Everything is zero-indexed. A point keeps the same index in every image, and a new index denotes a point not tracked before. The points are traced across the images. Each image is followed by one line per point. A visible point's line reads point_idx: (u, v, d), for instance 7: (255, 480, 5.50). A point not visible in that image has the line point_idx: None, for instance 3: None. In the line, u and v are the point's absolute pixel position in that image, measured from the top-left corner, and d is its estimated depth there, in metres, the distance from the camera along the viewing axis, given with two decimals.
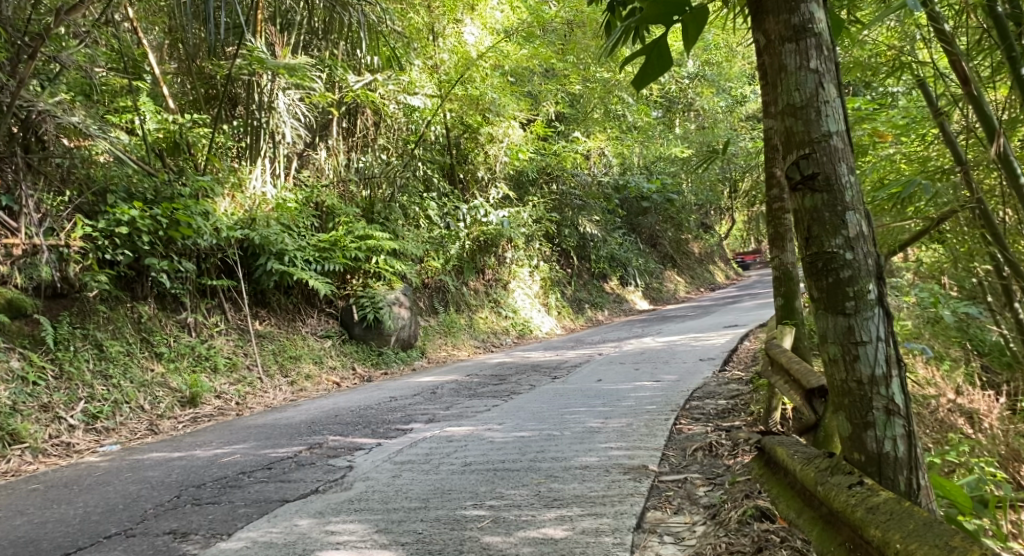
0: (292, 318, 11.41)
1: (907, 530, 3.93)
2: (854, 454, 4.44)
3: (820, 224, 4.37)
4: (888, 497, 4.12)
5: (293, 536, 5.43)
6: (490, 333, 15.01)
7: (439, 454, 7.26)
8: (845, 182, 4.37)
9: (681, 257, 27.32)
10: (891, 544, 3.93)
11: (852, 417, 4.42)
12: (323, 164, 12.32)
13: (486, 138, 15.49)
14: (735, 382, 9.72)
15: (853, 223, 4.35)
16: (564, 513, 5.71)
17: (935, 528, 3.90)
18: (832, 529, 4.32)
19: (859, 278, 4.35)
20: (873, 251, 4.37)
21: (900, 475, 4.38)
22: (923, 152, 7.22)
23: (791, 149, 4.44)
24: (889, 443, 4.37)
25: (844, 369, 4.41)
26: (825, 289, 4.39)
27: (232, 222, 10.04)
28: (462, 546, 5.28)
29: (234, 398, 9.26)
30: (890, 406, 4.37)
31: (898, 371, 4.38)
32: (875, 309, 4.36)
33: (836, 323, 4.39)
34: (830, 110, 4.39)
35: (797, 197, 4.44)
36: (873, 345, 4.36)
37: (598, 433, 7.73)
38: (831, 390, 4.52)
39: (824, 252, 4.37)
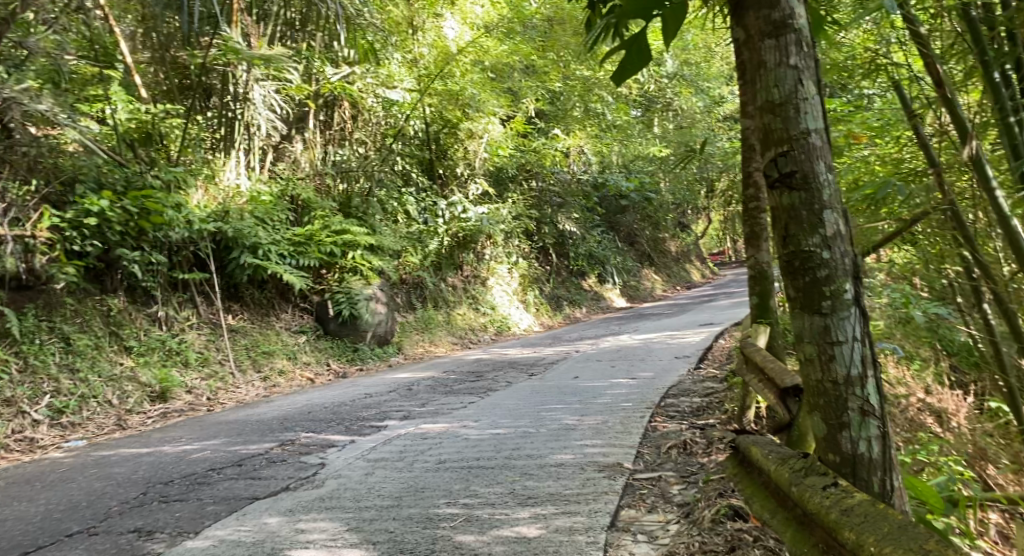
0: (266, 313, 11.28)
1: (881, 532, 3.82)
2: (829, 455, 4.38)
3: (797, 223, 4.30)
4: (862, 499, 4.02)
5: (262, 534, 5.32)
6: (468, 329, 14.90)
7: (412, 452, 7.16)
8: (824, 181, 4.30)
9: (658, 256, 27.32)
10: (865, 546, 3.82)
11: (828, 417, 4.36)
12: (299, 157, 12.19)
13: (466, 134, 15.36)
14: (710, 380, 9.68)
15: (831, 222, 4.28)
16: (538, 511, 5.62)
17: (909, 531, 3.79)
18: (806, 530, 4.22)
19: (836, 277, 4.29)
20: (850, 251, 4.30)
21: (874, 477, 4.32)
22: (896, 155, 7.19)
23: (769, 146, 4.37)
24: (864, 444, 4.31)
25: (820, 369, 4.35)
26: (801, 288, 4.34)
27: (205, 215, 9.91)
28: (435, 545, 5.18)
29: (205, 393, 9.13)
30: (866, 406, 4.31)
31: (873, 371, 4.33)
32: (851, 309, 4.30)
33: (812, 323, 4.33)
34: (809, 107, 4.31)
35: (775, 195, 4.38)
36: (849, 345, 4.30)
37: (574, 430, 7.67)
38: (807, 390, 4.47)
39: (802, 251, 4.31)
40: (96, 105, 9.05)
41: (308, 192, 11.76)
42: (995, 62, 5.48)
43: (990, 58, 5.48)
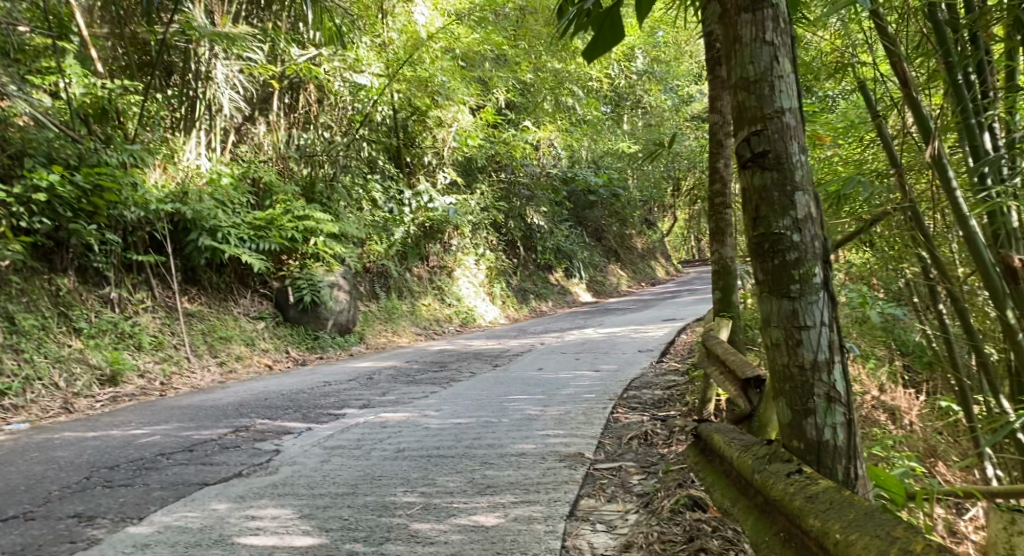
0: (223, 298, 11.06)
1: (846, 519, 3.72)
2: (793, 442, 4.29)
3: (768, 204, 4.20)
4: (826, 486, 3.92)
5: (210, 521, 5.14)
6: (433, 320, 14.73)
7: (371, 440, 7.00)
8: (796, 162, 4.20)
9: (624, 252, 27.30)
10: (830, 533, 3.71)
11: (794, 403, 4.27)
12: (262, 140, 11.97)
13: (434, 122, 15.16)
14: (672, 373, 9.61)
15: (802, 204, 4.18)
16: (496, 500, 5.49)
17: (876, 518, 3.68)
18: (767, 519, 4.12)
19: (805, 261, 4.19)
20: (821, 234, 4.21)
21: (838, 464, 4.23)
22: (859, 156, 7.10)
23: (742, 125, 4.26)
24: (829, 431, 4.22)
25: (786, 354, 4.25)
26: (770, 271, 4.23)
27: (162, 195, 9.69)
28: (389, 534, 5.01)
29: (158, 377, 8.93)
30: (832, 393, 4.22)
31: (841, 357, 4.24)
32: (820, 294, 4.20)
33: (780, 307, 4.23)
34: (784, 85, 4.21)
35: (746, 175, 4.27)
36: (817, 330, 4.20)
37: (536, 421, 7.54)
38: (773, 375, 4.37)
39: (772, 233, 4.21)
40: (50, 77, 8.67)
41: (271, 175, 11.56)
42: (960, 64, 5.29)
43: (954, 60, 5.29)
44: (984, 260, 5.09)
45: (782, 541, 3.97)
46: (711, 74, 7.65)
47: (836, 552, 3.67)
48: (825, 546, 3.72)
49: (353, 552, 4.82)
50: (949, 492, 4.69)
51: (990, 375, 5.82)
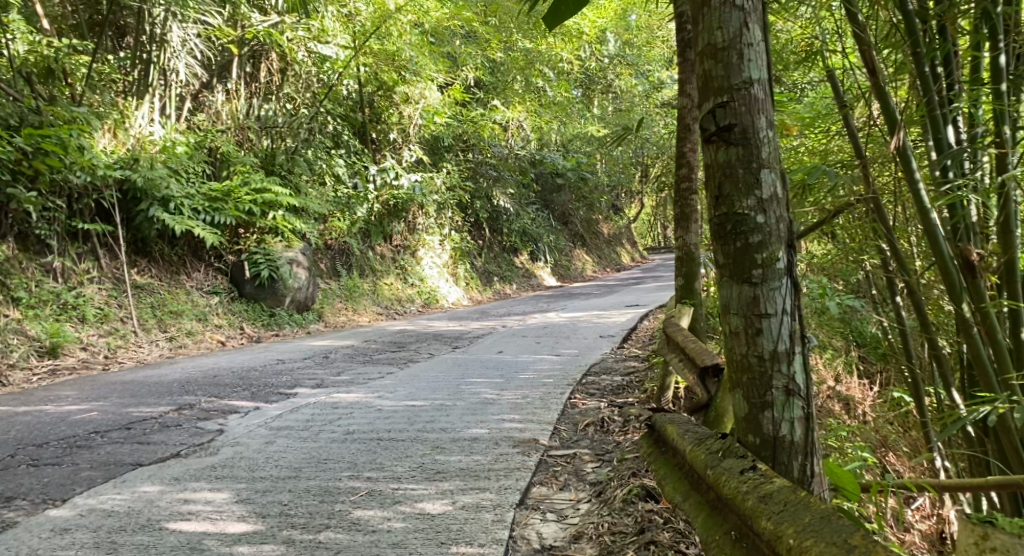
0: (175, 271, 10.76)
1: (801, 523, 3.52)
2: (748, 437, 4.10)
3: (732, 182, 4.00)
4: (782, 486, 3.72)
5: (138, 504, 4.88)
6: (395, 300, 14.46)
7: (320, 421, 6.76)
8: (763, 138, 3.99)
9: (590, 237, 27.17)
10: (783, 537, 3.52)
11: (750, 396, 4.08)
12: (220, 109, 11.63)
13: (401, 98, 14.82)
14: (632, 359, 9.45)
15: (768, 183, 3.98)
16: (444, 487, 5.27)
17: (833, 522, 3.49)
18: (719, 516, 3.91)
19: (769, 244, 3.99)
20: (786, 216, 4.00)
21: (795, 461, 4.04)
22: (825, 146, 6.90)
23: (709, 96, 4.04)
24: (786, 426, 4.03)
25: (745, 343, 4.06)
26: (732, 255, 4.03)
27: (112, 161, 9.41)
28: (329, 521, 4.77)
29: (102, 351, 8.66)
30: (791, 385, 4.03)
31: (801, 348, 4.04)
32: (783, 280, 4.00)
33: (741, 293, 4.03)
34: (753, 54, 4.00)
35: (711, 150, 4.06)
36: (778, 318, 4.01)
37: (492, 405, 7.33)
38: (731, 366, 4.17)
39: (735, 214, 4.00)
40: None
41: (228, 145, 11.24)
42: (928, 54, 5.00)
43: (922, 51, 5.01)
44: (942, 253, 4.89)
45: (732, 540, 3.78)
46: (681, 57, 7.40)
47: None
48: (778, 551, 3.52)
49: (289, 540, 4.58)
50: (900, 487, 4.37)
51: (943, 367, 5.67)
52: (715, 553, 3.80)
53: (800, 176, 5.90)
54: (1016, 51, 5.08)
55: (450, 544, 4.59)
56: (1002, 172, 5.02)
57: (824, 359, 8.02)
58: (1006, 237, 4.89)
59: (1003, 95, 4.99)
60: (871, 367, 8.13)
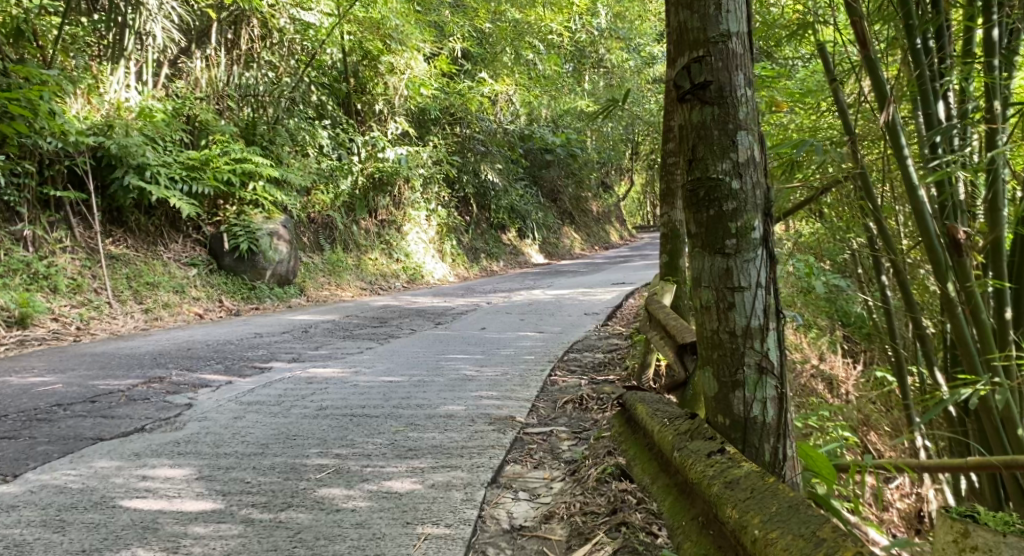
0: (153, 242, 10.59)
1: (768, 512, 3.34)
2: (718, 417, 3.97)
3: (707, 144, 3.84)
4: (750, 471, 3.55)
5: (93, 481, 4.73)
6: (380, 275, 14.26)
7: (293, 396, 6.61)
8: (741, 96, 3.84)
9: (579, 214, 26.94)
10: (748, 527, 3.34)
11: (721, 374, 3.94)
12: (198, 77, 11.48)
13: (386, 68, 14.58)
14: (616, 337, 9.32)
15: (745, 146, 3.83)
16: (413, 464, 5.13)
17: (801, 513, 3.31)
18: (686, 501, 3.77)
19: (744, 212, 3.83)
20: (763, 182, 3.85)
21: (766, 444, 3.91)
22: (814, 123, 6.73)
23: (684, 50, 3.90)
24: (757, 407, 3.89)
25: (716, 318, 3.92)
26: (704, 224, 3.88)
27: (83, 127, 9.30)
28: (293, 499, 4.63)
29: (74, 322, 8.51)
30: (764, 363, 3.89)
31: (775, 324, 3.90)
32: (758, 251, 3.85)
33: (713, 264, 3.88)
34: (732, 6, 3.85)
35: (685, 109, 3.91)
36: (752, 292, 3.86)
37: (470, 381, 7.19)
38: (702, 342, 4.03)
39: (709, 179, 3.84)
40: None
41: (206, 113, 11.02)
42: (921, 28, 4.85)
43: (915, 24, 4.86)
44: (927, 231, 4.71)
45: (699, 526, 3.63)
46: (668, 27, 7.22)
47: (754, 550, 3.30)
48: (742, 542, 3.35)
49: (248, 519, 4.43)
50: (879, 466, 4.22)
51: (926, 347, 5.54)
52: (680, 540, 3.65)
53: (788, 150, 5.73)
54: (1010, 24, 4.91)
55: (416, 524, 4.45)
56: (992, 149, 4.88)
57: (809, 339, 7.91)
58: (994, 215, 4.74)
59: (994, 70, 4.82)
60: (855, 346, 8.00)
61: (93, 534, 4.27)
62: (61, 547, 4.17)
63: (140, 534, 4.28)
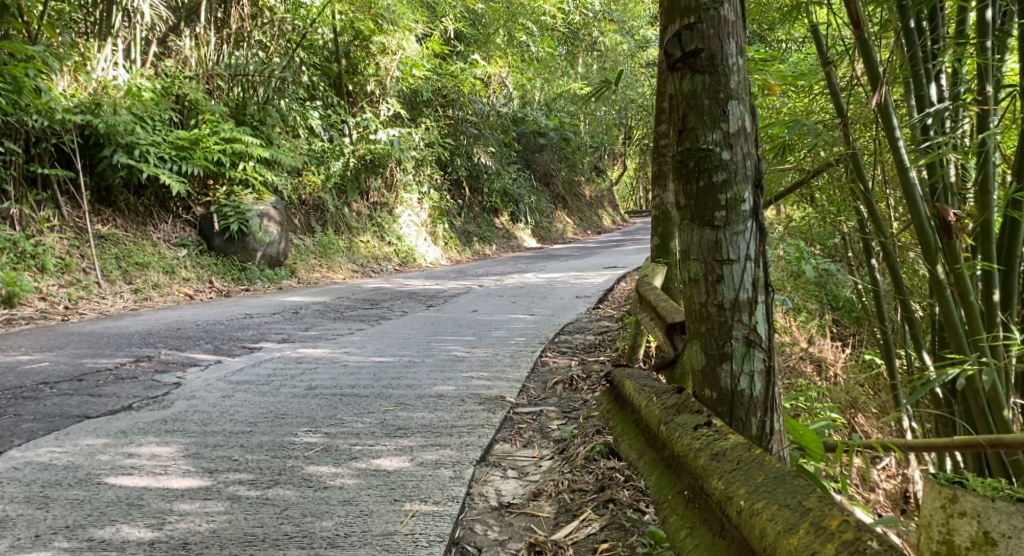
0: (142, 222, 10.53)
1: (753, 484, 3.30)
2: (706, 391, 3.95)
3: (697, 114, 3.81)
4: (737, 443, 3.52)
5: (78, 458, 4.71)
6: (371, 258, 14.22)
7: (283, 375, 6.59)
8: (731, 65, 3.81)
9: (572, 198, 26.87)
10: (733, 498, 3.30)
11: (709, 347, 3.92)
12: (187, 55, 11.41)
13: (377, 48, 14.55)
14: (607, 320, 9.31)
15: (735, 116, 3.80)
16: (403, 443, 5.11)
17: (786, 483, 3.26)
18: (672, 475, 3.75)
19: (734, 183, 3.81)
20: (753, 153, 3.83)
21: (753, 418, 3.89)
22: (806, 105, 6.69)
23: (675, 18, 3.86)
24: (745, 380, 3.88)
25: (705, 291, 3.90)
26: (694, 196, 3.85)
27: (70, 105, 9.27)
28: (280, 477, 4.61)
29: (62, 302, 8.48)
30: (751, 336, 3.87)
31: (764, 297, 3.88)
32: (747, 224, 3.83)
33: (702, 237, 3.86)
34: None
35: (676, 78, 3.87)
36: (740, 265, 3.84)
37: (461, 361, 7.18)
38: (690, 316, 4.01)
39: (699, 150, 3.81)
40: None
41: (196, 92, 10.96)
42: (914, 8, 4.81)
43: (909, 4, 4.82)
44: (917, 210, 4.68)
45: (685, 500, 3.60)
46: None
47: (739, 521, 3.25)
48: (728, 513, 3.31)
49: (235, 496, 4.41)
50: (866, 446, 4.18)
51: (915, 331, 5.58)
52: (667, 513, 3.63)
53: (779, 128, 5.70)
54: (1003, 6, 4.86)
55: (403, 501, 4.42)
56: (983, 130, 4.86)
57: (799, 321, 7.90)
58: (984, 197, 4.72)
59: (987, 50, 4.78)
60: (845, 330, 8.01)
61: (78, 511, 4.24)
62: (44, 523, 4.14)
63: (125, 511, 4.26)
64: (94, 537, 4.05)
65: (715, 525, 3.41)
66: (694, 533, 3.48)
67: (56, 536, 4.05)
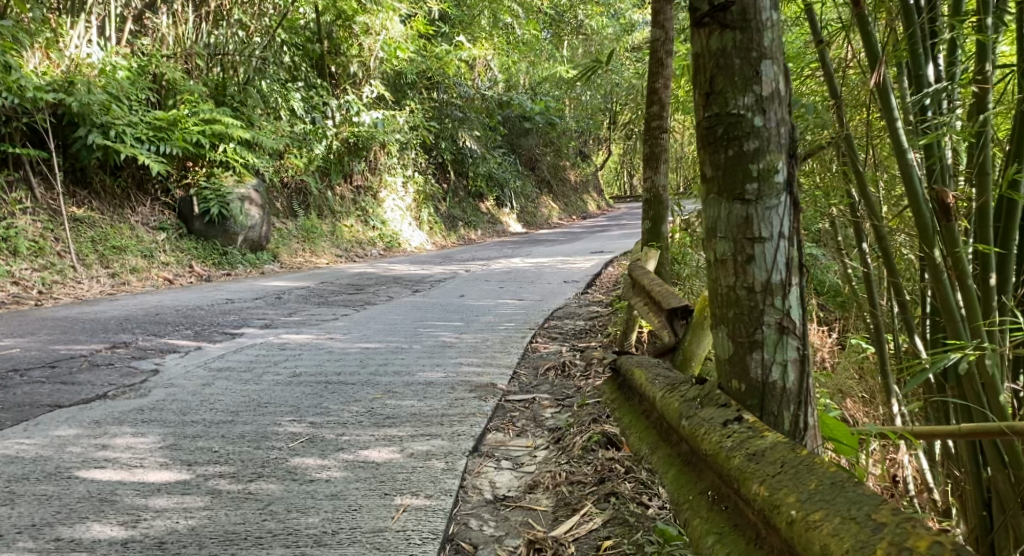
0: (119, 204, 10.23)
1: (806, 491, 2.87)
2: (733, 383, 3.65)
3: (727, 76, 3.49)
4: (776, 441, 3.09)
5: (47, 451, 4.45)
6: (355, 242, 13.95)
7: (265, 362, 6.33)
8: (766, 21, 3.49)
9: (557, 183, 26.65)
10: (783, 506, 2.87)
11: (737, 334, 3.61)
12: (164, 33, 11.08)
13: (361, 28, 14.33)
14: (596, 304, 9.10)
15: (769, 78, 3.48)
16: (392, 433, 4.87)
17: (848, 491, 2.84)
18: (694, 474, 3.35)
19: (767, 152, 3.48)
20: (787, 120, 3.51)
21: (785, 412, 3.59)
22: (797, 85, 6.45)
23: None
24: (776, 371, 3.56)
25: (733, 271, 3.58)
26: (722, 167, 3.54)
27: (42, 84, 8.95)
28: (263, 469, 4.37)
29: (36, 286, 8.19)
30: (785, 321, 3.56)
31: (798, 279, 3.57)
32: (781, 198, 3.51)
33: (731, 212, 3.55)
34: None
35: (703, 35, 3.56)
36: (774, 243, 3.52)
37: (450, 347, 6.95)
38: (715, 299, 3.70)
39: (729, 115, 3.50)
40: None
41: (174, 71, 10.70)
42: None
43: None
44: (917, 194, 4.40)
45: (709, 502, 3.21)
46: None
47: (792, 534, 2.81)
48: (774, 524, 2.88)
49: (215, 491, 4.16)
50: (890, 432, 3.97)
51: (905, 314, 5.29)
52: (688, 516, 3.23)
53: None
54: None
55: (394, 495, 4.19)
56: (981, 112, 4.51)
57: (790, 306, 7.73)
58: (981, 178, 4.40)
59: (988, 28, 4.45)
60: (831, 314, 7.84)
61: (45, 507, 3.98)
62: (9, 521, 3.88)
63: (97, 507, 4.00)
64: (62, 537, 3.80)
65: (750, 533, 3.01)
66: (723, 542, 3.06)
67: (21, 536, 3.80)
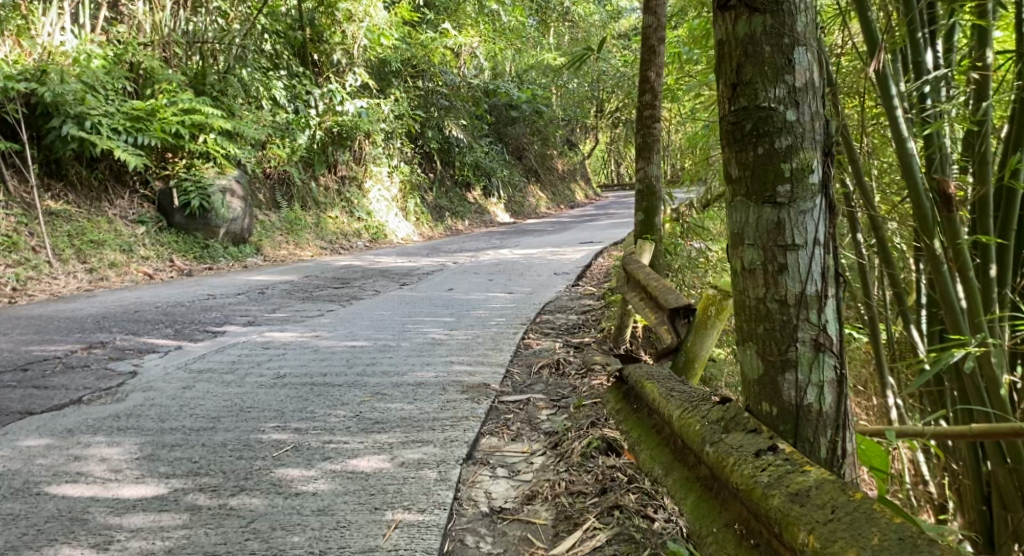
0: (96, 197, 9.93)
1: (867, 545, 2.66)
2: (763, 406, 3.41)
3: (757, 64, 3.26)
4: (822, 479, 2.87)
5: (15, 464, 4.20)
6: (340, 234, 13.65)
7: (247, 362, 6.07)
8: (799, 5, 3.26)
9: (544, 172, 26.35)
10: None
11: (767, 352, 3.37)
12: (140, 20, 10.92)
13: (343, 15, 14.05)
14: (589, 298, 8.86)
15: (802, 66, 3.26)
16: (381, 440, 4.63)
17: (921, 550, 2.62)
18: (718, 503, 3.11)
19: (800, 148, 3.26)
20: (821, 113, 3.29)
21: (822, 438, 3.36)
22: None
23: None
24: (811, 392, 3.34)
25: (763, 282, 3.35)
26: (749, 165, 3.30)
27: (12, 73, 8.63)
28: (246, 482, 4.13)
29: (10, 283, 7.90)
30: (821, 338, 3.34)
31: (834, 291, 3.35)
32: (816, 200, 3.29)
33: (760, 217, 3.32)
34: None
35: (728, 20, 3.32)
36: (808, 251, 3.31)
37: (439, 345, 6.70)
38: (741, 313, 3.46)
39: (758, 109, 3.26)
40: None
41: (151, 60, 10.41)
42: None
43: None
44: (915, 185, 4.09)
45: (737, 536, 2.99)
46: None
47: None
48: None
49: (194, 507, 3.92)
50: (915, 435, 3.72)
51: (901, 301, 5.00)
52: (713, 550, 3.00)
53: None
54: None
55: (385, 510, 3.96)
56: (983, 100, 4.24)
57: None
58: (982, 169, 4.14)
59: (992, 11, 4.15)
60: None
61: (11, 528, 3.73)
62: None
63: (67, 528, 3.76)
64: None
65: None
66: None
67: None
